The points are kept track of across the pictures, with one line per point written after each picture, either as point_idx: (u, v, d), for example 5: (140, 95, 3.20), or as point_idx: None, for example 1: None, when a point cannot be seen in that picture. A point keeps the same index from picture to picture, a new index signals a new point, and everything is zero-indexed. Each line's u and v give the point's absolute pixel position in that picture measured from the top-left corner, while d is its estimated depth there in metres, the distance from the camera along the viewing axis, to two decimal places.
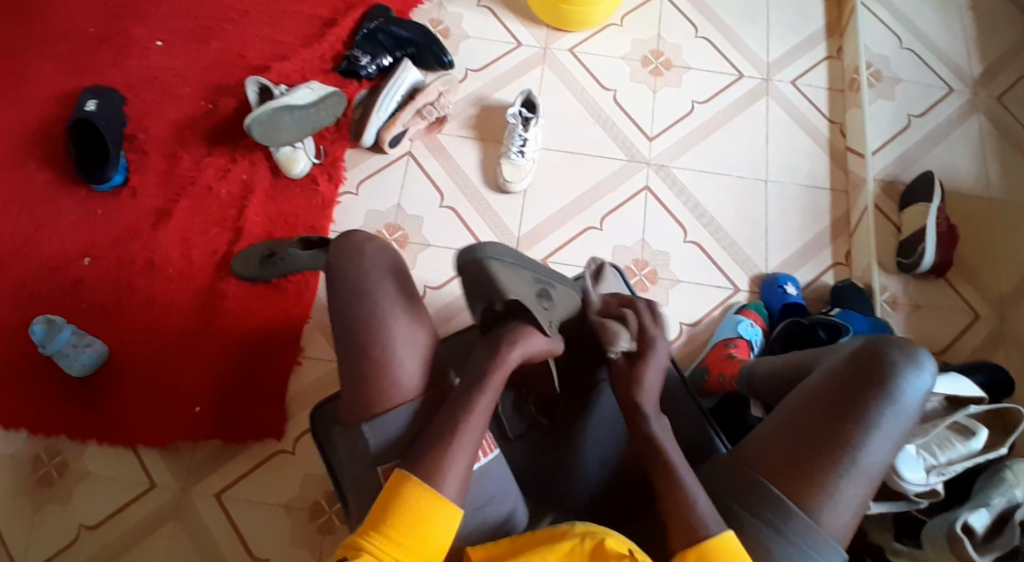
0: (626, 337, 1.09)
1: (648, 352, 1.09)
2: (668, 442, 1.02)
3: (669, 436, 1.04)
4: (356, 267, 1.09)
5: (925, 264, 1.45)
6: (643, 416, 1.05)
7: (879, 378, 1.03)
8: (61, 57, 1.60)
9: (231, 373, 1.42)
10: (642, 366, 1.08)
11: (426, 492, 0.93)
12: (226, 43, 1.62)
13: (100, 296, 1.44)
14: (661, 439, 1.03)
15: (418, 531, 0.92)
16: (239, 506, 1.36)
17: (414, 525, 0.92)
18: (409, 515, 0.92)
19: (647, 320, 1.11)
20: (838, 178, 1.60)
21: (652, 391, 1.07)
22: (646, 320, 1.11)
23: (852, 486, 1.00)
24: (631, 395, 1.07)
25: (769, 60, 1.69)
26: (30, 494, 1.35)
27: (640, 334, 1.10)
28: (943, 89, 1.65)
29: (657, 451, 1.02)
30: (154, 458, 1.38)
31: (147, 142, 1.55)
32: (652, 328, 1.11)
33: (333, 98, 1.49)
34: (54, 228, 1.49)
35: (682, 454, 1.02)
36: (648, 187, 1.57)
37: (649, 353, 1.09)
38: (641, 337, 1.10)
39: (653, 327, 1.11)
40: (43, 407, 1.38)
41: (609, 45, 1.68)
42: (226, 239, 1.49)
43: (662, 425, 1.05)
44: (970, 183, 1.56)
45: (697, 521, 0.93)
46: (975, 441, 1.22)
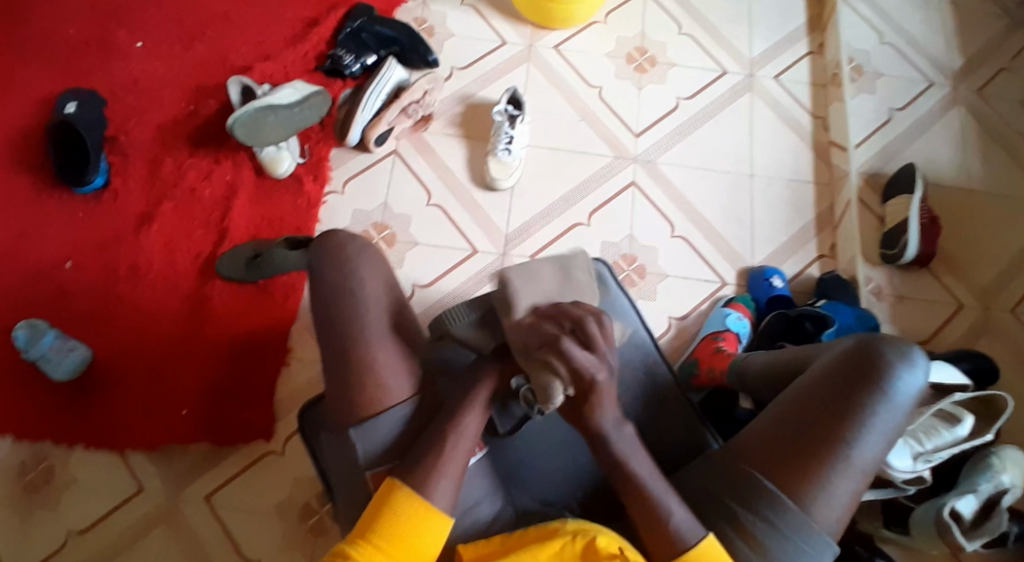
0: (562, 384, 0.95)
1: (592, 389, 0.97)
2: (632, 457, 0.99)
3: (636, 452, 1.00)
4: (341, 267, 1.09)
5: (909, 255, 1.47)
6: (606, 439, 0.99)
7: (872, 375, 1.03)
8: (39, 59, 1.58)
9: (218, 375, 1.40)
10: (593, 408, 0.98)
11: (416, 503, 0.94)
12: (208, 44, 1.61)
13: (83, 299, 1.42)
14: (627, 456, 0.99)
15: (407, 545, 0.92)
16: (229, 510, 1.34)
17: (403, 538, 0.92)
18: (399, 527, 0.93)
19: (577, 357, 0.95)
20: (823, 171, 1.61)
21: (610, 411, 0.99)
22: (575, 356, 0.95)
23: (846, 483, 1.00)
24: (588, 420, 0.99)
25: (753, 56, 1.70)
26: (17, 500, 1.33)
27: (575, 374, 0.96)
28: (924, 83, 1.67)
29: (622, 468, 0.99)
30: (144, 460, 1.36)
31: (129, 144, 1.53)
32: (592, 365, 0.96)
33: (317, 98, 1.48)
34: (35, 233, 1.46)
35: (651, 467, 1.00)
36: (635, 183, 1.57)
37: (595, 391, 0.97)
38: (580, 379, 0.96)
39: (595, 360, 0.96)
40: (27, 414, 1.36)
41: (593, 42, 1.69)
42: (211, 240, 1.47)
43: (625, 440, 1.00)
44: (952, 175, 1.58)
45: (674, 536, 0.94)
46: (961, 428, 1.25)
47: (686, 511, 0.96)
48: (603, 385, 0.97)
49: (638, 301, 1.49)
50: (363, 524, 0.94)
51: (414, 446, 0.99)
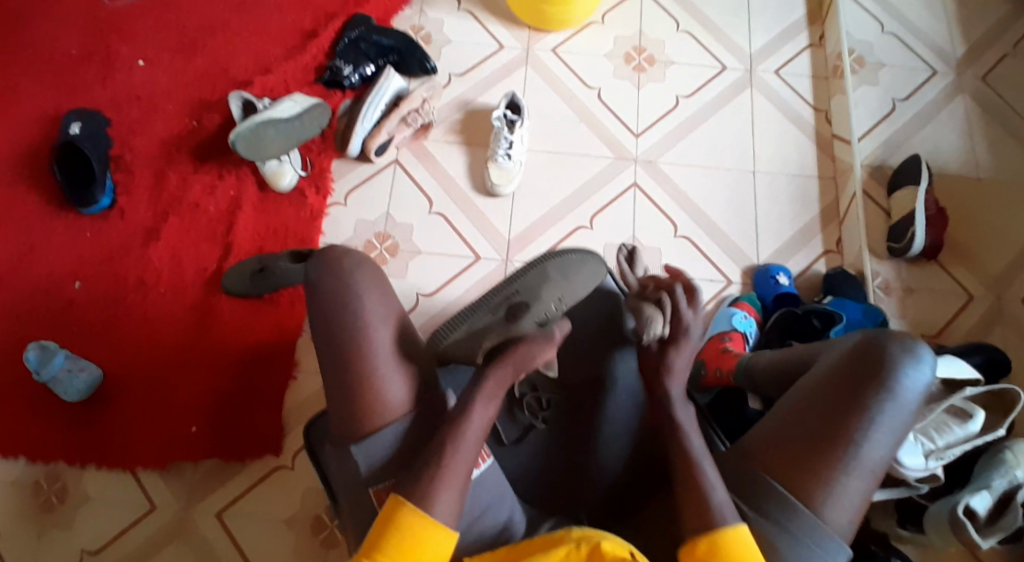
0: (660, 323, 1.09)
1: (680, 338, 1.08)
2: (691, 430, 1.02)
3: (695, 424, 1.04)
4: (342, 281, 1.11)
5: (916, 248, 1.45)
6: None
7: (880, 373, 1.03)
8: (43, 80, 1.60)
9: (224, 389, 1.42)
10: (673, 352, 1.08)
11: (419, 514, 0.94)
12: (207, 59, 1.62)
13: (93, 319, 1.44)
14: (685, 427, 1.03)
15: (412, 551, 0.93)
16: (242, 523, 1.36)
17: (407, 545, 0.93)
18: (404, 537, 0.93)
19: (681, 304, 1.08)
20: (826, 165, 1.60)
21: (680, 387, 1.07)
22: (680, 303, 1.08)
23: (856, 482, 1.00)
24: (659, 380, 1.08)
25: (753, 50, 1.69)
26: (33, 519, 1.35)
27: (672, 319, 1.08)
28: (928, 71, 1.65)
29: (677, 438, 1.03)
30: (154, 478, 1.38)
31: (133, 162, 1.54)
32: (694, 319, 1.09)
33: (315, 110, 1.49)
34: (44, 252, 1.48)
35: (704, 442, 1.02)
36: (636, 184, 1.57)
37: (681, 340, 1.08)
38: (678, 325, 1.08)
39: (688, 318, 1.08)
40: (42, 432, 1.38)
41: (591, 42, 1.68)
42: (217, 255, 1.49)
43: (689, 414, 1.06)
44: (959, 164, 1.56)
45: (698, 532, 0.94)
46: (973, 423, 1.24)
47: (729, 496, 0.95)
48: (689, 341, 1.08)
49: None
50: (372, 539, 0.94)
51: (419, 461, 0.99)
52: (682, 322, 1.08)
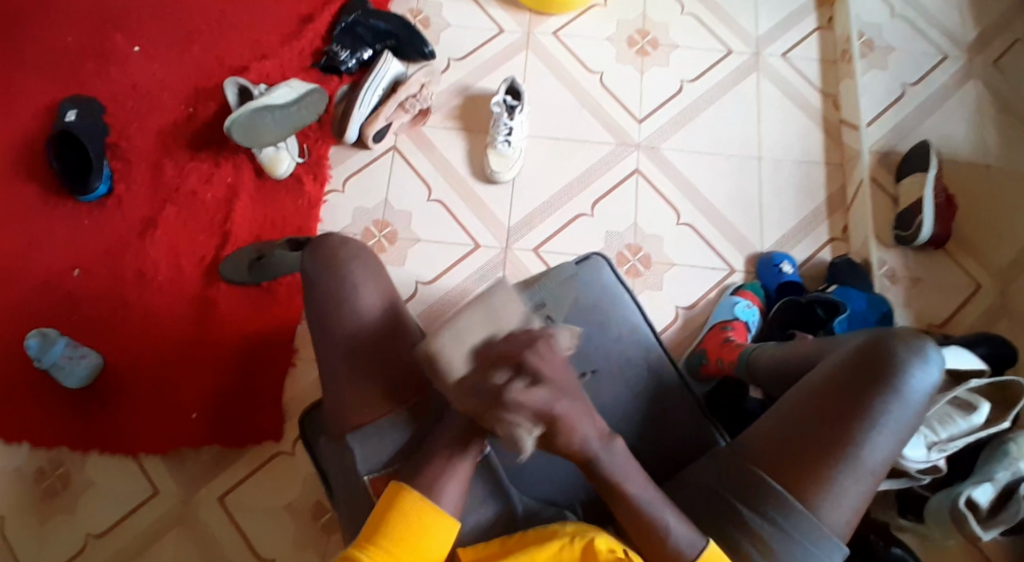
0: (528, 428, 0.90)
1: (555, 423, 0.92)
2: (629, 470, 0.98)
3: (627, 470, 0.98)
4: (334, 274, 1.09)
5: (924, 236, 1.42)
6: None
7: (885, 373, 1.00)
8: (40, 67, 1.58)
9: (224, 378, 1.41)
10: (560, 440, 0.95)
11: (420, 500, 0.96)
12: (204, 45, 1.60)
13: (92, 306, 1.44)
14: (619, 477, 0.97)
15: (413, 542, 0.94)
16: (243, 508, 1.36)
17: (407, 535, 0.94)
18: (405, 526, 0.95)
19: (518, 394, 0.89)
20: (833, 152, 1.57)
21: (589, 431, 0.95)
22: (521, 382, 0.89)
23: (856, 484, 0.99)
24: None
25: (758, 34, 1.65)
26: (37, 504, 1.35)
27: (540, 411, 0.91)
28: (938, 56, 1.60)
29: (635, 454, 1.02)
30: (156, 464, 1.38)
31: (130, 150, 1.53)
32: (548, 401, 0.91)
33: (312, 97, 1.47)
34: (42, 241, 1.48)
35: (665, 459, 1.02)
36: (639, 171, 1.54)
37: (557, 423, 0.92)
38: (543, 414, 0.91)
39: (548, 394, 0.90)
40: (46, 418, 1.38)
41: (593, 27, 1.65)
42: (215, 244, 1.48)
43: (619, 455, 0.98)
44: (968, 151, 1.52)
45: (676, 546, 0.95)
46: (976, 416, 1.21)
47: (684, 524, 0.97)
48: (567, 411, 0.93)
49: (643, 292, 1.47)
50: (372, 526, 0.95)
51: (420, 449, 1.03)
52: (543, 400, 0.90)
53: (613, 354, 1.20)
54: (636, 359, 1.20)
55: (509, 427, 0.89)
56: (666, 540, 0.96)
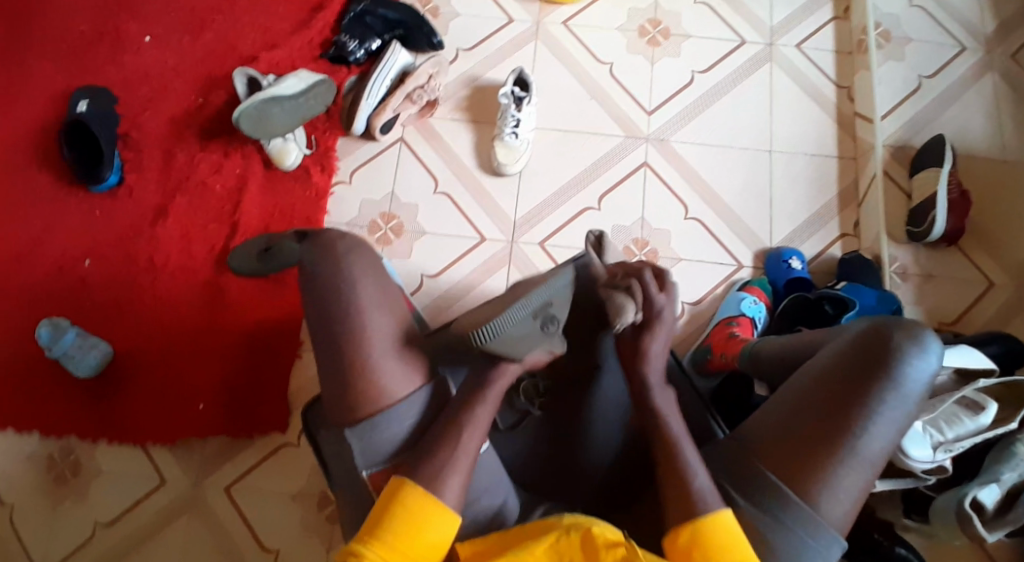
0: (633, 309, 1.05)
1: (654, 324, 1.06)
2: None
3: (674, 410, 1.02)
4: (336, 270, 1.09)
5: (937, 232, 1.39)
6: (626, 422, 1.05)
7: (883, 361, 1.00)
8: (52, 56, 1.60)
9: (232, 367, 1.43)
10: (647, 338, 1.06)
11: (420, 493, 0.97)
12: (214, 34, 1.60)
13: (103, 296, 1.46)
14: (665, 414, 1.01)
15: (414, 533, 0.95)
16: (249, 497, 1.39)
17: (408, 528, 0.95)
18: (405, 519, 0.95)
19: (652, 291, 1.06)
20: (847, 145, 1.54)
21: (657, 369, 1.05)
22: (652, 289, 1.05)
23: (853, 474, 0.97)
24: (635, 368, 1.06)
25: (773, 23, 1.62)
26: (49, 491, 1.39)
27: (646, 305, 1.06)
28: (956, 48, 1.56)
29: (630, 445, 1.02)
30: (164, 453, 1.41)
31: (141, 140, 1.54)
32: (661, 300, 1.06)
33: (323, 86, 1.46)
34: (55, 230, 1.50)
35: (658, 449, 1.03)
36: (647, 163, 1.53)
37: (655, 323, 1.05)
38: (649, 314, 1.06)
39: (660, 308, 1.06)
40: (55, 407, 1.41)
41: (603, 16, 1.63)
42: (224, 234, 1.49)
43: (666, 397, 1.04)
44: (984, 146, 1.49)
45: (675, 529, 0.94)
46: (984, 417, 1.19)
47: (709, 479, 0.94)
48: (665, 330, 1.07)
49: None
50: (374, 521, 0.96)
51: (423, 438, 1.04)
52: (656, 307, 1.06)
53: None
54: None
55: (619, 305, 1.04)
56: (688, 487, 0.93)
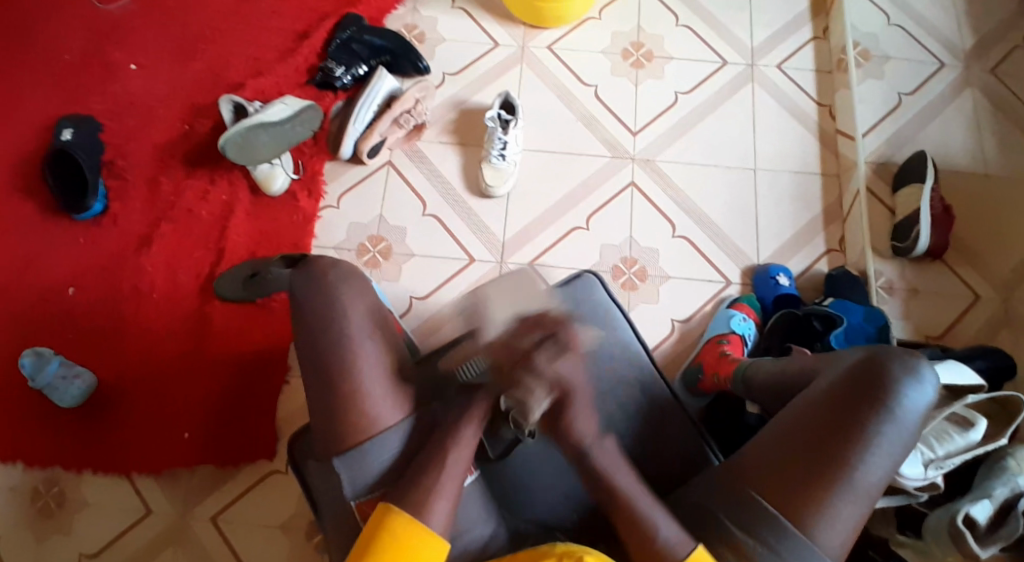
0: (540, 396, 0.98)
1: (568, 396, 0.99)
2: (617, 473, 1.00)
3: (620, 467, 1.01)
4: (327, 295, 1.10)
5: (921, 247, 1.41)
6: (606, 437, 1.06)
7: (879, 392, 0.99)
8: (36, 86, 1.59)
9: (219, 396, 1.41)
10: (568, 413, 1.00)
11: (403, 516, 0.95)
12: (200, 62, 1.61)
13: (87, 325, 1.44)
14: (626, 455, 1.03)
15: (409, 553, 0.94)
16: (237, 527, 1.36)
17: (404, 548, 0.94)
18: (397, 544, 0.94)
19: (551, 366, 0.98)
20: (830, 162, 1.56)
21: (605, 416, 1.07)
22: (545, 360, 0.98)
23: (851, 506, 0.97)
24: (563, 438, 1.02)
25: (754, 45, 1.64)
26: (31, 524, 1.36)
27: (555, 382, 0.98)
28: (935, 65, 1.60)
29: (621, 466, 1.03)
30: (150, 483, 1.38)
31: (126, 167, 1.54)
32: (572, 369, 0.99)
33: (307, 114, 1.47)
34: (39, 260, 1.48)
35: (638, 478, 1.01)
36: (634, 183, 1.54)
37: (571, 395, 1.00)
38: (562, 383, 0.99)
39: (566, 369, 0.99)
40: (39, 438, 1.39)
41: (588, 39, 1.65)
42: (211, 260, 1.48)
43: (608, 453, 1.01)
44: (965, 161, 1.51)
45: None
46: (975, 432, 1.18)
47: (675, 528, 0.96)
48: (579, 393, 1.00)
49: (639, 306, 1.46)
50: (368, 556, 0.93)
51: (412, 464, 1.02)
52: (563, 378, 0.99)
53: (608, 372, 1.21)
54: (628, 375, 1.21)
55: (527, 388, 0.97)
56: (655, 542, 0.96)
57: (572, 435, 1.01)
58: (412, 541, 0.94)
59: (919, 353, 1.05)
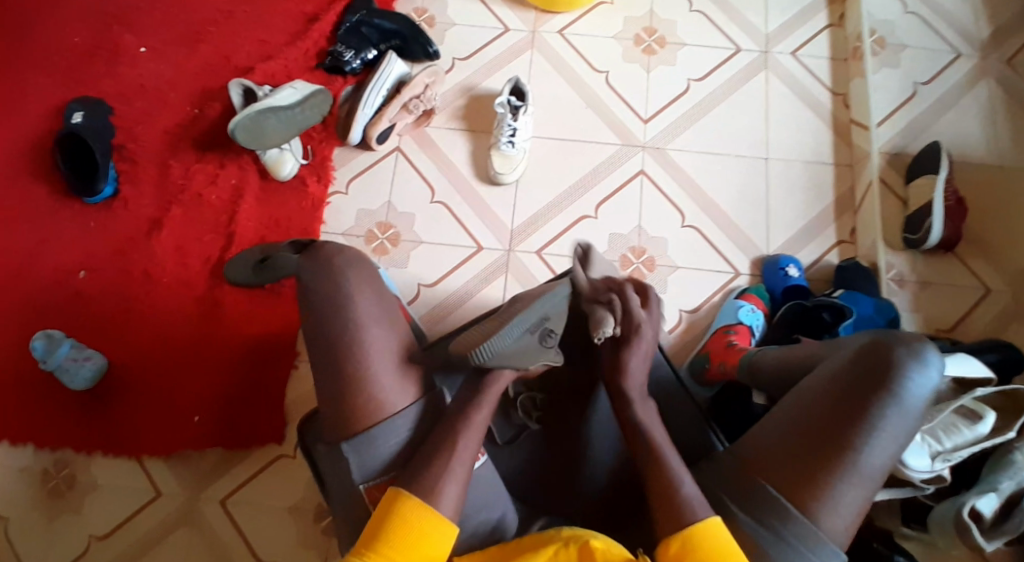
0: (610, 325, 1.08)
1: (631, 338, 1.10)
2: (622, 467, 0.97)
3: (654, 421, 1.05)
4: (334, 282, 1.10)
5: (933, 240, 1.39)
6: (611, 429, 1.06)
7: (884, 376, 0.99)
8: (47, 69, 1.59)
9: (229, 379, 1.43)
10: (625, 352, 1.09)
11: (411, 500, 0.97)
12: (210, 46, 1.60)
13: (98, 308, 1.45)
14: (635, 444, 1.04)
15: (416, 538, 0.95)
16: (245, 509, 1.38)
17: (410, 533, 0.95)
18: (404, 528, 0.95)
19: (632, 306, 1.10)
20: (842, 152, 1.54)
21: (615, 403, 1.07)
22: (631, 303, 1.10)
23: (854, 490, 0.97)
24: (615, 380, 1.10)
25: (768, 31, 1.62)
26: (43, 504, 1.38)
27: (625, 318, 1.09)
28: (953, 54, 1.57)
29: (632, 455, 1.03)
30: (161, 465, 1.40)
31: (136, 151, 1.54)
32: (648, 321, 1.11)
33: (317, 97, 1.46)
34: (51, 243, 1.49)
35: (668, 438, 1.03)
36: (644, 171, 1.53)
37: (633, 339, 1.10)
38: (626, 324, 1.09)
39: (642, 317, 1.10)
40: (50, 420, 1.41)
41: (599, 24, 1.63)
42: (220, 245, 1.49)
43: (648, 410, 1.07)
44: (981, 152, 1.49)
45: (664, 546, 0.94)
46: (982, 426, 1.18)
47: (698, 486, 0.96)
48: (641, 335, 1.10)
49: None
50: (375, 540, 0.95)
51: (417, 455, 1.02)
52: (636, 320, 1.10)
53: None
54: None
55: (600, 316, 1.08)
56: (677, 493, 0.95)
57: (622, 378, 1.09)
58: (418, 525, 0.95)
59: (927, 339, 1.04)
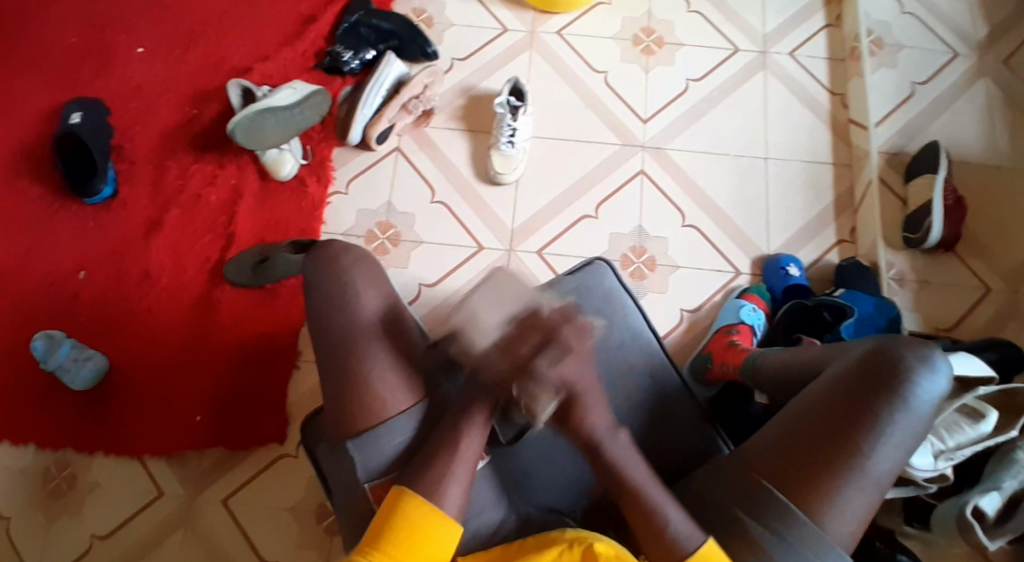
0: (547, 400, 0.97)
1: (577, 396, 0.99)
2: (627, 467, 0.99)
3: (630, 458, 1.00)
4: (336, 280, 1.09)
5: (932, 240, 1.39)
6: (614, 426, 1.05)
7: (893, 382, 0.98)
8: (45, 70, 1.59)
9: (229, 380, 1.42)
10: (578, 410, 1.00)
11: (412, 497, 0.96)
12: (208, 46, 1.60)
13: (97, 309, 1.45)
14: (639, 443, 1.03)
15: (420, 534, 0.94)
16: (247, 510, 1.37)
17: (414, 530, 0.94)
18: (408, 526, 0.94)
19: (562, 367, 0.98)
20: (841, 151, 1.54)
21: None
22: (563, 366, 0.97)
23: (860, 495, 0.97)
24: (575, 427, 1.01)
25: (765, 32, 1.63)
26: (44, 505, 1.37)
27: (563, 384, 0.98)
28: (950, 54, 1.58)
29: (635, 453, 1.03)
30: (162, 465, 1.39)
31: (134, 152, 1.54)
32: (574, 372, 0.99)
33: (316, 97, 1.46)
34: (49, 244, 1.48)
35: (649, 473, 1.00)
36: (644, 171, 1.53)
37: (579, 396, 1.00)
38: (568, 384, 0.99)
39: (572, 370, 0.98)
40: (50, 421, 1.39)
41: (597, 24, 1.63)
42: (219, 246, 1.48)
43: (622, 445, 1.01)
44: (979, 151, 1.50)
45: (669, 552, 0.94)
46: (985, 424, 1.18)
47: (685, 519, 0.96)
48: (585, 392, 1.00)
49: (648, 295, 1.46)
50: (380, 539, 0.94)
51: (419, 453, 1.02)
52: (571, 377, 0.99)
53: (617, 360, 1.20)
54: (637, 365, 1.20)
55: (533, 397, 0.97)
56: (666, 529, 0.95)
57: (586, 425, 1.01)
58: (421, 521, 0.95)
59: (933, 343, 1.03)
